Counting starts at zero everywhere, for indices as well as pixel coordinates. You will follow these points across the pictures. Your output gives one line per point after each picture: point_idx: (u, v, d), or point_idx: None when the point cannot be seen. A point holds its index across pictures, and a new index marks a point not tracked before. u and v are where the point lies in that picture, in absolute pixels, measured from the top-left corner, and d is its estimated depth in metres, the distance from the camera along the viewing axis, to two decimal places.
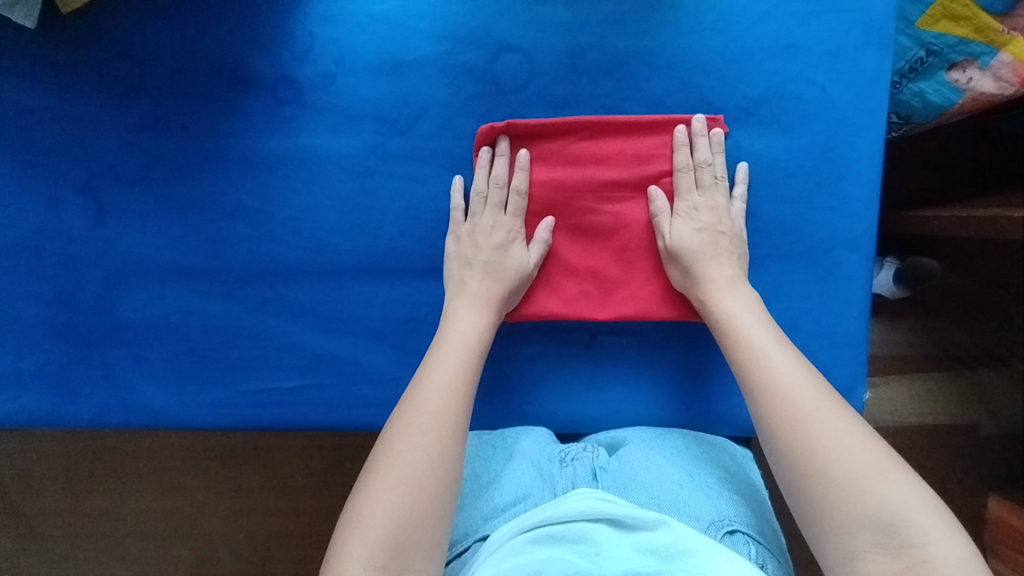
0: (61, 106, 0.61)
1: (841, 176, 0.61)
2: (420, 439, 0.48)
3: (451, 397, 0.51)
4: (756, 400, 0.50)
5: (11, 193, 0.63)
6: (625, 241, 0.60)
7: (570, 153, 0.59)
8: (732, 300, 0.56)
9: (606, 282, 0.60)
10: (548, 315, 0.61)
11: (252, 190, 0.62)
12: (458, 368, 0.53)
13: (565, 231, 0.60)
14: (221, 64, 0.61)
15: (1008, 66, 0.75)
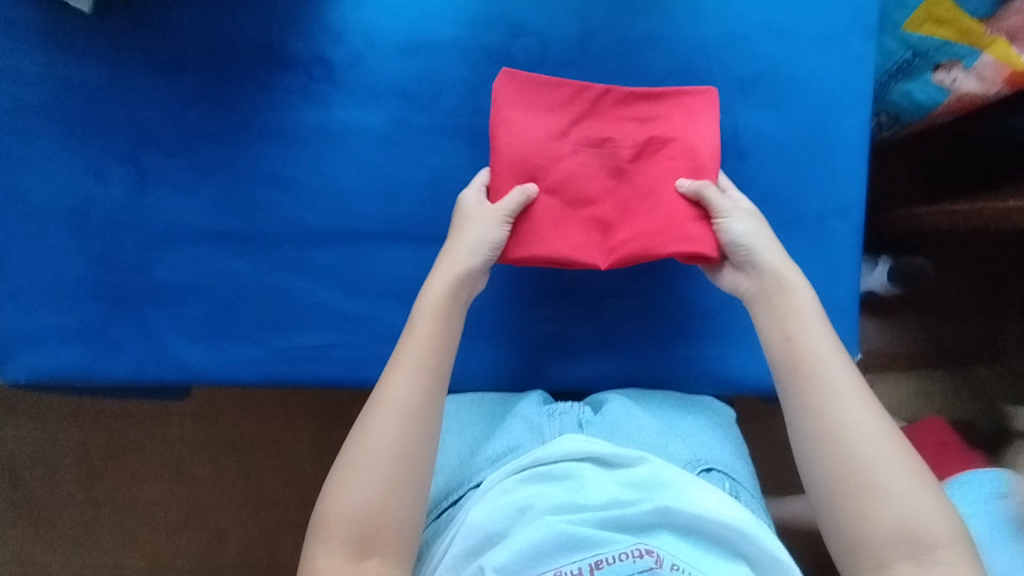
0: (110, 81, 0.66)
1: (831, 151, 0.66)
2: (392, 428, 0.53)
3: (418, 388, 0.55)
4: (809, 397, 0.53)
5: (59, 161, 0.68)
6: (630, 190, 0.61)
7: (580, 107, 0.62)
8: (792, 284, 0.57)
9: (609, 231, 0.61)
10: (548, 257, 0.60)
11: (285, 160, 0.67)
12: (430, 358, 0.56)
13: (571, 181, 0.61)
14: (260, 45, 0.66)
15: (992, 67, 0.80)
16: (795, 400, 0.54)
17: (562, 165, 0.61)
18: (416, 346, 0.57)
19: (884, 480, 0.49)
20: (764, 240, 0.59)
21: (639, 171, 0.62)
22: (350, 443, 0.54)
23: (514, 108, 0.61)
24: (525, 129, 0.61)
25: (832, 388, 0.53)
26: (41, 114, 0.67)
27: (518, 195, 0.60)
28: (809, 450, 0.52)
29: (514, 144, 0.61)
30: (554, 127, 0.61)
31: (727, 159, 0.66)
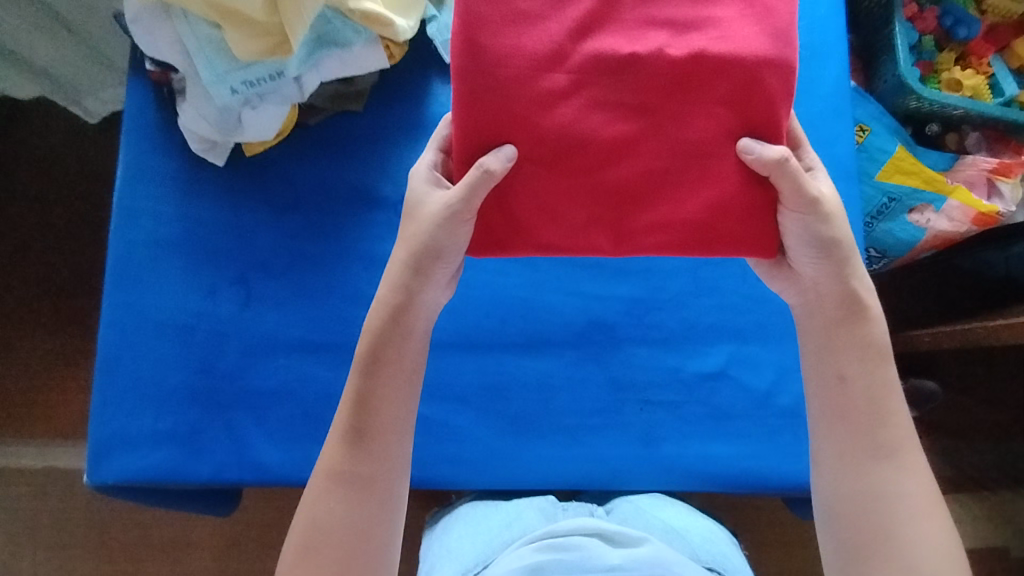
0: (231, 218, 0.81)
1: None
2: (340, 506, 0.58)
3: (375, 449, 0.59)
4: (864, 454, 0.58)
5: (178, 284, 0.79)
6: (643, 129, 0.59)
7: (567, 13, 0.58)
8: (864, 327, 0.61)
9: (627, 195, 0.60)
10: (546, 243, 0.61)
11: (371, 281, 0.79)
12: (376, 421, 0.59)
13: (567, 127, 0.59)
14: (356, 189, 0.81)
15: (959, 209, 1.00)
16: (851, 453, 0.59)
17: (559, 118, 0.58)
18: (360, 409, 0.59)
19: (911, 550, 0.55)
20: (844, 247, 0.60)
21: (682, 132, 0.59)
22: (302, 517, 0.59)
23: (496, 25, 0.58)
24: (501, 50, 0.58)
25: (882, 449, 0.58)
26: (172, 247, 0.80)
27: (474, 172, 0.57)
28: (843, 502, 0.58)
29: (503, 104, 0.58)
30: (543, 47, 0.58)
31: (747, 277, 0.77)
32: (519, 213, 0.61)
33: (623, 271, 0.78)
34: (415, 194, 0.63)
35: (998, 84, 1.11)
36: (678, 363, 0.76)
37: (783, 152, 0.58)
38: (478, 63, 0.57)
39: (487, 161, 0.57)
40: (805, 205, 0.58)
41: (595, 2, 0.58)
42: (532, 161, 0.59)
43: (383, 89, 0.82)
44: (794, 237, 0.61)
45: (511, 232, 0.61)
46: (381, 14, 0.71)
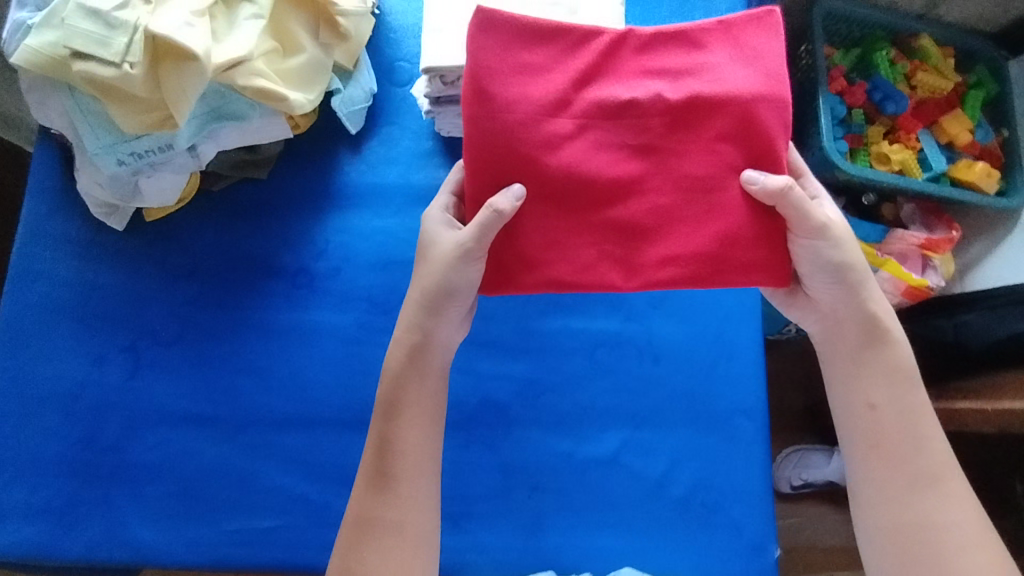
0: (125, 283, 0.79)
1: (732, 357, 0.76)
2: (383, 556, 0.56)
3: (413, 497, 0.58)
4: (898, 484, 0.57)
5: (65, 350, 0.78)
6: (654, 171, 0.59)
7: (575, 61, 0.59)
8: (884, 351, 0.60)
9: (644, 234, 0.60)
10: (559, 276, 0.60)
11: (263, 353, 0.77)
12: (404, 464, 0.58)
13: (574, 167, 0.59)
14: (256, 257, 0.80)
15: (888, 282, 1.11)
16: (882, 482, 0.58)
17: (568, 157, 0.58)
18: (387, 454, 0.58)
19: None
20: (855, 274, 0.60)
21: (683, 167, 0.59)
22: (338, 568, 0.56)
23: (502, 74, 0.57)
24: (506, 98, 0.57)
25: (921, 480, 0.57)
26: (63, 311, 0.79)
27: (485, 213, 0.57)
28: (885, 541, 0.57)
29: (507, 147, 0.58)
30: (551, 93, 0.58)
31: (642, 360, 0.76)
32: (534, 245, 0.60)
33: (519, 351, 0.76)
34: (430, 232, 0.63)
35: (927, 158, 1.12)
36: (571, 448, 0.74)
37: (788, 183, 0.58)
38: (486, 110, 0.57)
39: (496, 201, 0.57)
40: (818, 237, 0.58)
41: (596, 52, 0.59)
42: (540, 199, 0.59)
43: (289, 158, 0.82)
44: (807, 267, 0.61)
45: (523, 264, 0.60)
46: (273, 89, 0.71)
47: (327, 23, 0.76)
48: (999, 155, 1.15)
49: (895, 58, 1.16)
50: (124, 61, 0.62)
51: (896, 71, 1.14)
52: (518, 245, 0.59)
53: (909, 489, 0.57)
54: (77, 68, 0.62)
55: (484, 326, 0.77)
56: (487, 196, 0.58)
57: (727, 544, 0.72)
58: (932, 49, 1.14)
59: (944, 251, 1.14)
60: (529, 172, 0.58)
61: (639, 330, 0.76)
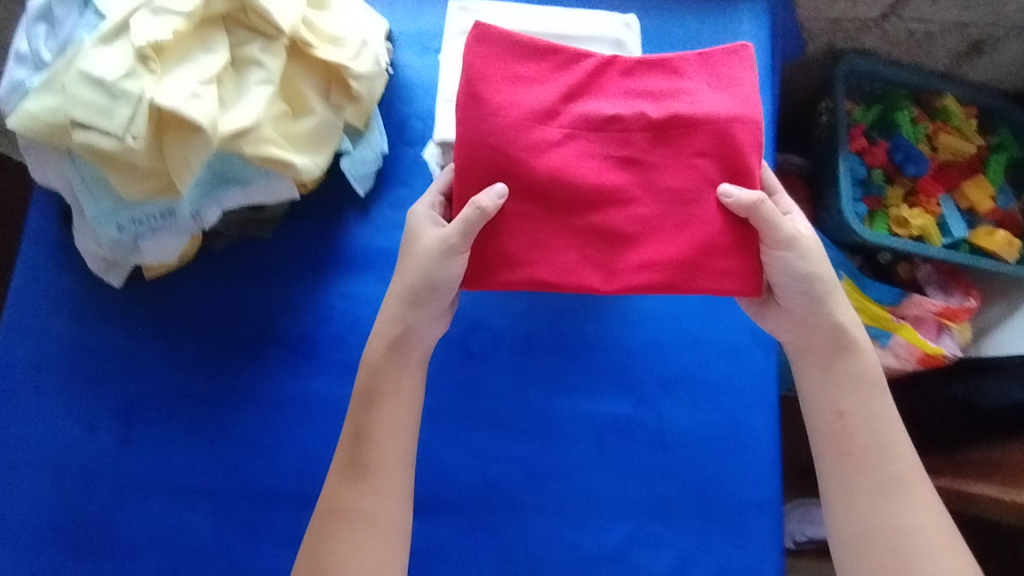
0: (120, 344, 0.77)
1: (745, 447, 0.73)
2: (354, 550, 0.59)
3: (374, 490, 0.61)
4: (866, 486, 0.62)
5: (57, 414, 0.75)
6: (632, 180, 0.62)
7: (565, 77, 0.64)
8: (852, 359, 0.65)
9: (621, 238, 0.63)
10: (536, 275, 0.62)
11: (261, 424, 0.75)
12: (376, 455, 0.62)
13: (557, 171, 0.62)
14: (258, 322, 0.78)
15: (904, 347, 1.10)
16: (851, 484, 0.62)
17: (553, 160, 0.62)
18: (362, 447, 0.62)
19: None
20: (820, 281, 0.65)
21: (662, 179, 0.63)
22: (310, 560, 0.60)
23: (496, 82, 0.62)
24: (498, 103, 0.62)
25: (889, 485, 0.61)
26: (55, 372, 0.76)
27: (469, 210, 0.61)
28: (857, 544, 0.61)
29: (495, 148, 0.61)
30: (541, 102, 0.62)
31: (652, 447, 0.74)
32: (514, 242, 0.63)
33: (525, 433, 0.74)
34: (420, 229, 0.67)
35: (947, 224, 1.09)
36: (577, 537, 0.72)
37: (761, 196, 0.61)
38: (477, 113, 0.61)
39: (479, 198, 0.61)
40: (783, 242, 0.62)
41: (584, 72, 0.64)
42: (523, 197, 0.62)
43: (296, 218, 0.80)
44: (780, 277, 0.65)
45: (502, 260, 0.63)
46: (282, 156, 0.68)
47: (340, 85, 0.73)
48: (1020, 222, 1.12)
49: (916, 117, 1.13)
50: (126, 134, 0.59)
51: (917, 131, 1.12)
52: (500, 242, 0.63)
53: (880, 495, 0.61)
54: (78, 138, 0.60)
55: (490, 404, 0.75)
56: (471, 196, 0.62)
57: None
58: (955, 110, 1.12)
59: (962, 320, 1.13)
60: (514, 171, 0.62)
61: (650, 415, 0.74)
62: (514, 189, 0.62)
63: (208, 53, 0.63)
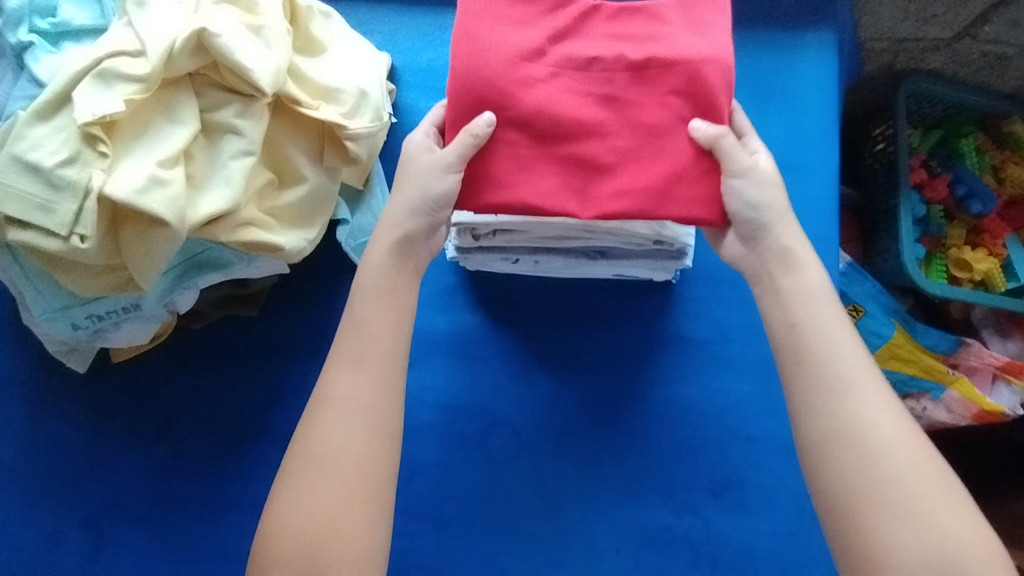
0: (86, 440, 0.67)
1: (806, 564, 0.64)
2: (336, 429, 0.50)
3: (369, 381, 0.51)
4: (815, 399, 0.49)
5: (16, 524, 0.66)
6: (616, 118, 0.53)
7: (547, 21, 0.55)
8: (810, 284, 0.53)
9: (601, 169, 0.53)
10: (519, 199, 0.53)
11: (248, 535, 0.65)
12: (375, 348, 0.53)
13: (539, 109, 0.53)
14: (243, 415, 0.67)
15: (959, 401, 1.00)
16: (799, 399, 0.50)
17: (532, 104, 0.53)
18: (357, 338, 0.53)
19: (906, 487, 0.45)
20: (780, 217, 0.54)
21: (637, 112, 0.53)
22: (291, 451, 0.51)
23: (476, 21, 0.53)
24: (483, 40, 0.53)
25: (842, 382, 0.49)
26: (12, 475, 0.66)
27: (463, 140, 0.52)
28: (812, 454, 0.48)
29: (466, 83, 0.53)
30: (525, 42, 0.53)
31: (699, 565, 0.64)
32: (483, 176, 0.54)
33: (550, 542, 0.65)
34: (410, 166, 0.57)
35: (1013, 267, 0.99)
36: None
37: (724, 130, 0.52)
38: (469, 47, 0.53)
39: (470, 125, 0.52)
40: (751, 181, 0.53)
41: (572, 14, 0.55)
42: (510, 128, 0.53)
43: (286, 292, 0.69)
44: (785, 232, 0.54)
45: (478, 187, 0.53)
46: (265, 240, 0.57)
47: (333, 143, 0.62)
48: None
49: (982, 146, 1.02)
50: (72, 233, 0.48)
51: (982, 161, 1.01)
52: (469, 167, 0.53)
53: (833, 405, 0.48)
54: (15, 237, 0.49)
55: (509, 511, 0.65)
56: (465, 122, 0.53)
57: None
58: None
59: None
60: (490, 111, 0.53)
61: (695, 525, 0.65)
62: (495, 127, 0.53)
63: (174, 124, 0.52)
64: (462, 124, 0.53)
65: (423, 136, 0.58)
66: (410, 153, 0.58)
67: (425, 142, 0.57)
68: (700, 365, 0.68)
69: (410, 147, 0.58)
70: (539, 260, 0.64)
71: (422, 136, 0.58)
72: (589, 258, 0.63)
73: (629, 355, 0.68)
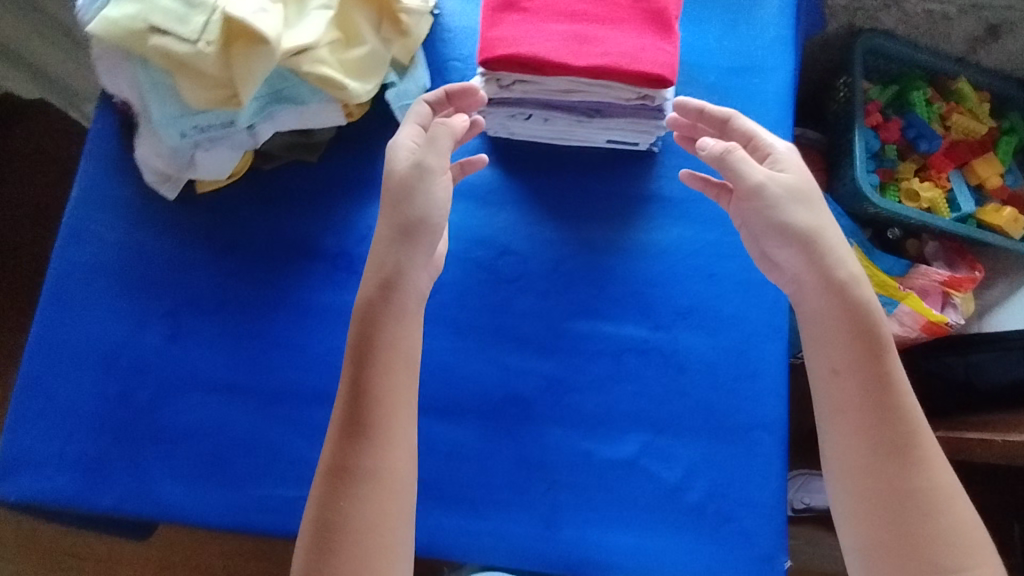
0: (171, 252, 0.82)
1: (755, 371, 0.78)
2: (369, 501, 0.60)
3: (388, 453, 0.61)
4: (863, 463, 0.61)
5: (109, 312, 0.80)
6: (601, 11, 0.73)
7: None
8: (868, 319, 0.64)
9: (590, 39, 0.71)
10: (526, 54, 0.70)
11: (299, 329, 0.80)
12: (375, 411, 0.62)
13: (547, 4, 0.73)
14: (300, 240, 0.83)
15: (910, 315, 1.12)
16: (846, 456, 0.62)
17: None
18: (362, 405, 0.62)
19: (940, 541, 0.57)
20: (817, 228, 0.66)
21: (617, 7, 0.73)
22: (322, 515, 0.60)
23: None
24: None
25: (894, 443, 0.60)
26: (110, 274, 0.81)
27: (449, 136, 0.69)
28: (859, 507, 0.60)
29: None
30: None
31: (668, 370, 0.78)
32: (501, 36, 0.71)
33: (545, 345, 0.79)
34: (410, 152, 0.68)
35: (956, 199, 1.14)
36: (591, 447, 0.76)
37: (727, 146, 0.69)
38: None
39: (452, 119, 0.71)
40: (760, 197, 0.67)
41: None
42: (523, 14, 0.72)
43: (338, 145, 0.85)
44: (823, 241, 0.65)
45: (496, 45, 0.71)
46: (335, 77, 0.74)
47: (391, 19, 0.80)
48: None
49: (930, 98, 1.18)
50: (200, 39, 0.65)
51: (930, 111, 1.16)
52: (490, 34, 0.72)
53: (882, 468, 0.60)
54: (154, 42, 0.66)
55: (515, 322, 0.80)
56: (492, 10, 0.73)
57: (738, 553, 0.73)
58: (969, 93, 1.16)
59: (966, 290, 1.16)
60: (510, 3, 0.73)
61: (666, 339, 0.79)
62: (513, 12, 0.73)
63: None
64: (490, 9, 0.73)
65: (414, 131, 0.70)
66: (408, 143, 0.69)
67: (413, 137, 0.69)
68: (675, 217, 0.83)
69: (405, 137, 0.69)
70: (547, 117, 0.80)
71: (413, 130, 0.70)
72: (588, 116, 0.79)
73: (617, 207, 0.83)
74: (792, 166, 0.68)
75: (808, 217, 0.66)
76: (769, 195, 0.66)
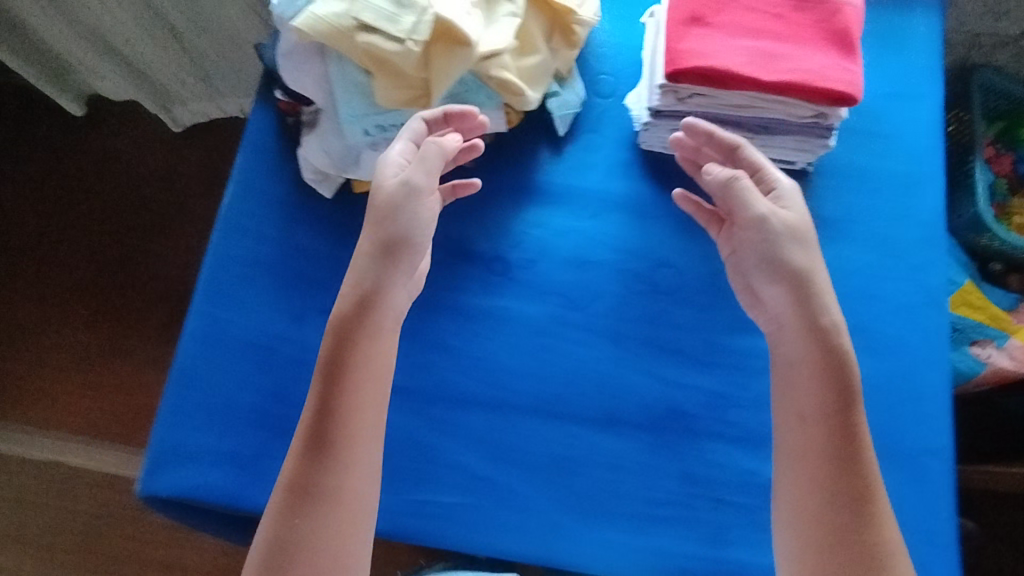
0: (328, 249, 0.82)
1: (919, 397, 0.78)
2: (326, 524, 0.59)
3: (351, 478, 0.61)
4: (821, 505, 0.60)
5: (266, 306, 0.80)
6: (785, 31, 0.74)
7: None
8: (845, 363, 0.64)
9: (777, 56, 0.73)
10: (717, 68, 0.71)
11: (457, 332, 0.80)
12: (344, 432, 0.62)
13: (732, 22, 0.75)
14: (458, 243, 0.83)
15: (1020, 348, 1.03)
16: (806, 493, 0.61)
17: (724, 16, 0.75)
18: (331, 424, 0.62)
19: None
20: (810, 268, 0.67)
21: (799, 27, 0.75)
22: (280, 534, 0.59)
23: None
24: None
25: (857, 493, 0.60)
26: (267, 268, 0.81)
27: (438, 155, 0.69)
28: (806, 545, 0.60)
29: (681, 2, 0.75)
30: None
31: None
32: (690, 49, 0.72)
33: (703, 360, 0.79)
34: (393, 175, 0.68)
35: None
36: (755, 466, 0.75)
37: (734, 173, 0.71)
38: None
39: (445, 137, 0.70)
40: (755, 227, 0.69)
41: None
42: (710, 29, 0.74)
43: (494, 151, 0.86)
44: (809, 284, 0.66)
45: (687, 57, 0.72)
46: (515, 83, 0.74)
47: (562, 31, 0.80)
48: None
49: None
50: (409, 38, 0.67)
51: None
52: (679, 46, 0.73)
53: (838, 512, 0.60)
54: (363, 39, 0.68)
55: (672, 334, 0.80)
56: (678, 24, 0.74)
57: None
58: None
59: None
60: (696, 19, 0.74)
61: None
62: (699, 27, 0.74)
63: None
64: (676, 22, 0.74)
65: (405, 148, 0.70)
66: (394, 162, 0.69)
67: (399, 158, 0.69)
68: (833, 237, 0.83)
69: (393, 155, 0.69)
70: None
71: (405, 148, 0.70)
72: (754, 134, 0.78)
73: None
74: (795, 203, 0.70)
75: (803, 257, 0.67)
76: (770, 228, 0.68)
